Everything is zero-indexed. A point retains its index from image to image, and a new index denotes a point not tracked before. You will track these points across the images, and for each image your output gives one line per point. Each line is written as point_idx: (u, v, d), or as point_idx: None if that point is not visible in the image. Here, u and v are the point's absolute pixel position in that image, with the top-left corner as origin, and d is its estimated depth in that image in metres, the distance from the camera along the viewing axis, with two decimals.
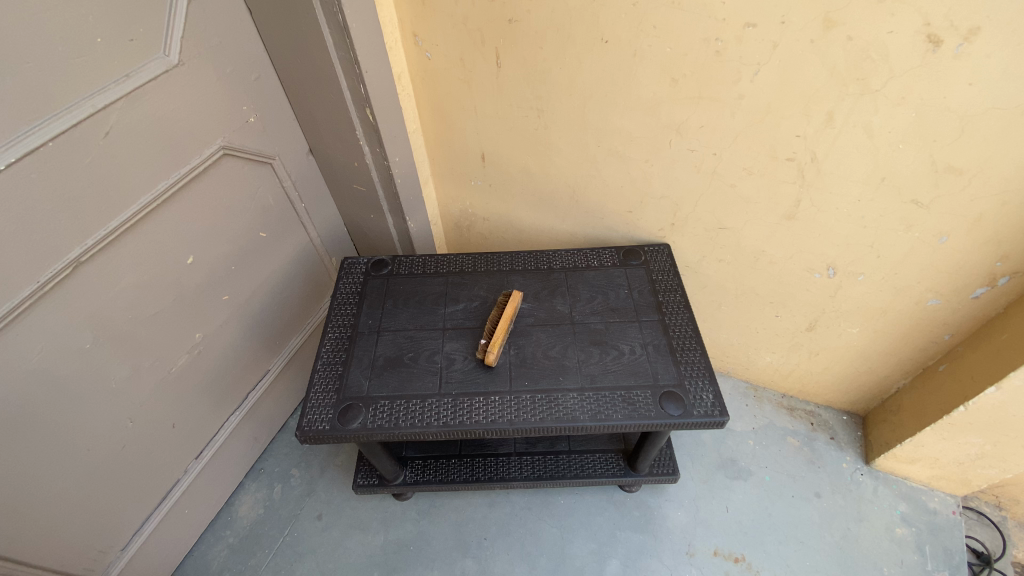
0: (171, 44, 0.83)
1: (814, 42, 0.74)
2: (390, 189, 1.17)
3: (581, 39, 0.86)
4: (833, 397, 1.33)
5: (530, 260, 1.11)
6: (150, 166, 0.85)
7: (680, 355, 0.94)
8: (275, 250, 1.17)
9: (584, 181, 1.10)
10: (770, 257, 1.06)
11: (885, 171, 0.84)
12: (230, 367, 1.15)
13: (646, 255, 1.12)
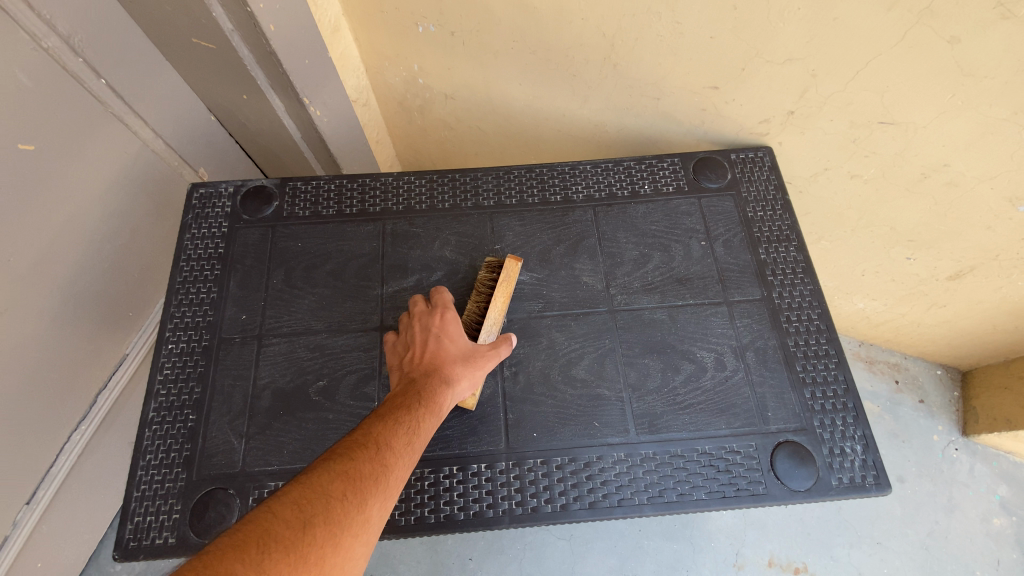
0: None
1: None
2: (261, 46, 0.62)
3: None
4: (933, 351, 0.98)
5: (532, 185, 0.63)
6: None
7: (803, 371, 0.54)
8: (66, 169, 0.65)
9: (634, 25, 0.57)
10: (951, 175, 0.61)
11: None
12: (46, 373, 0.69)
13: (734, 169, 0.64)
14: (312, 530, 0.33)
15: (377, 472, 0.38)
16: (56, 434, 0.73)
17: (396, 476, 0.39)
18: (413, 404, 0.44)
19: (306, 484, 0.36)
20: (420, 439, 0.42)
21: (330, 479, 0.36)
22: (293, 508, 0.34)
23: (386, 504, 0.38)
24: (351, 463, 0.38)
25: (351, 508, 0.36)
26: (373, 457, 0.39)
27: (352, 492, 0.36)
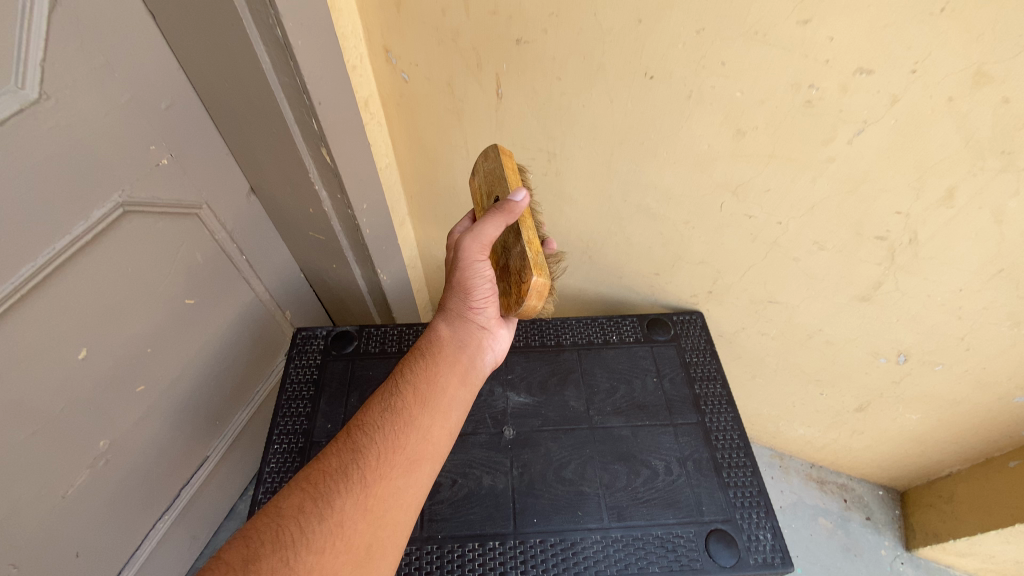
0: (27, 74, 0.57)
1: (951, 101, 0.53)
2: (355, 239, 0.93)
3: (616, 72, 0.64)
4: (871, 473, 1.17)
5: (535, 335, 0.90)
6: (10, 246, 0.59)
7: (728, 476, 0.75)
8: (206, 317, 0.93)
9: (601, 234, 0.88)
10: (827, 337, 0.87)
11: (1005, 261, 0.65)
12: (154, 469, 0.90)
13: (676, 327, 0.91)
14: (258, 560, 0.42)
15: (331, 478, 0.48)
16: (146, 521, 0.91)
17: (358, 472, 0.49)
18: (387, 393, 0.55)
19: (264, 509, 0.46)
20: (390, 421, 0.53)
21: (286, 496, 0.47)
22: (242, 539, 0.44)
23: (354, 501, 0.47)
24: (307, 477, 0.48)
25: (301, 523, 0.45)
26: (326, 467, 0.49)
27: (302, 505, 0.46)
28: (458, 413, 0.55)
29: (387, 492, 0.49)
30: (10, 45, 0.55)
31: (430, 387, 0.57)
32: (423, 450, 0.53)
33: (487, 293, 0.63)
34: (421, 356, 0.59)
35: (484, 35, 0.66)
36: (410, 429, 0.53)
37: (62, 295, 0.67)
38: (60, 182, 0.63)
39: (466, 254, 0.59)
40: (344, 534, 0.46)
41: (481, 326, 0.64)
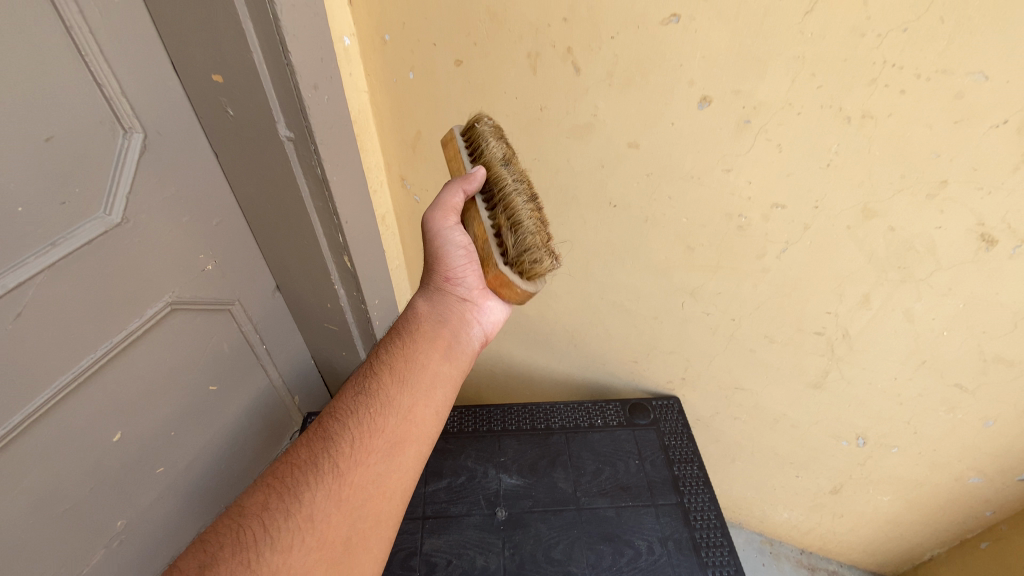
0: (114, 203, 0.71)
1: (851, 228, 0.67)
2: (366, 330, 1.04)
3: (587, 200, 0.79)
4: (860, 559, 1.19)
5: (525, 419, 0.99)
6: (74, 340, 0.71)
7: (706, 556, 0.81)
8: (225, 401, 1.01)
9: (583, 325, 1.01)
10: (792, 420, 0.96)
11: (925, 354, 0.76)
12: (161, 551, 0.93)
13: (654, 411, 1.00)
14: (215, 565, 0.42)
15: (299, 471, 0.49)
16: None
17: (327, 463, 0.50)
18: (360, 383, 0.57)
19: (228, 511, 0.46)
20: (363, 406, 0.54)
21: (249, 497, 0.47)
22: (200, 544, 0.44)
23: (323, 492, 0.48)
24: (274, 474, 0.49)
25: (264, 522, 0.45)
26: (293, 461, 0.50)
27: (265, 502, 0.47)
28: (438, 390, 0.57)
29: (361, 480, 0.50)
30: (105, 182, 0.70)
31: (401, 370, 0.58)
32: (399, 433, 0.54)
33: (463, 261, 0.65)
34: (395, 340, 0.61)
35: None
36: (381, 415, 0.54)
37: (110, 383, 0.77)
38: (125, 286, 0.76)
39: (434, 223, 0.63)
40: (314, 529, 0.46)
41: (459, 302, 0.67)
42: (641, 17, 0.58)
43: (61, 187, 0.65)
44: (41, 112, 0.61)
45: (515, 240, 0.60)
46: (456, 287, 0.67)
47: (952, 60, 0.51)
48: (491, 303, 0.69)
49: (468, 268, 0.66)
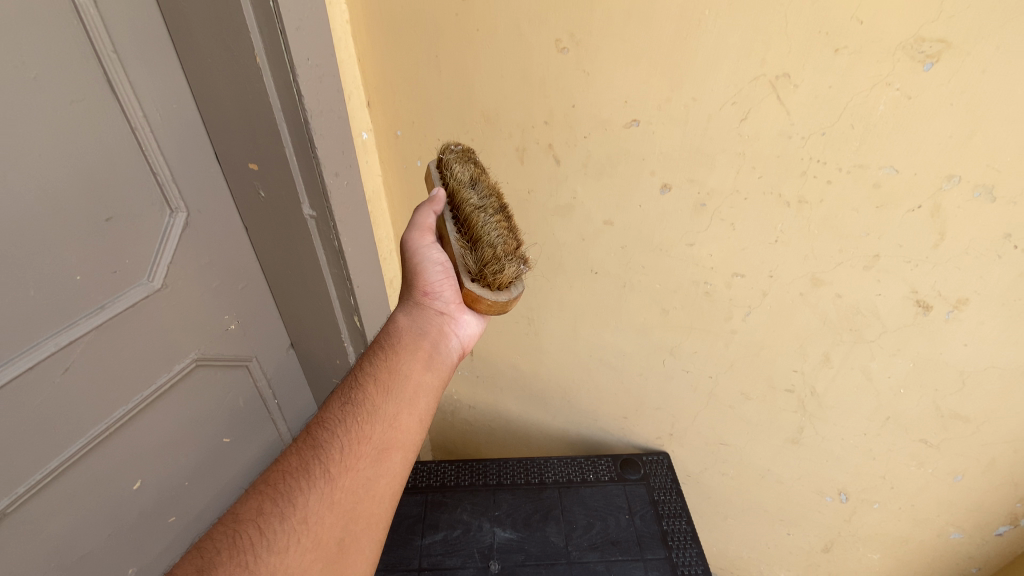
0: (157, 271, 0.82)
1: (804, 294, 0.75)
2: None
3: (572, 267, 0.89)
4: None
5: (520, 473, 1.04)
6: (110, 392, 0.79)
7: None
8: (237, 453, 1.07)
9: (574, 381, 1.08)
10: (777, 476, 1.00)
11: (888, 411, 0.81)
12: None
13: (646, 466, 1.04)
14: (212, 570, 0.41)
15: (291, 477, 0.48)
16: None
17: (318, 467, 0.48)
18: (348, 390, 0.56)
19: (220, 519, 0.45)
20: (351, 412, 0.53)
21: (242, 504, 0.46)
22: (194, 552, 0.42)
23: (316, 496, 0.47)
24: (265, 481, 0.48)
25: (259, 526, 0.44)
26: (284, 468, 0.49)
27: (258, 508, 0.45)
28: (425, 395, 0.57)
29: (352, 485, 0.49)
30: (151, 254, 0.81)
31: (387, 377, 0.57)
32: (387, 439, 0.53)
33: (441, 276, 0.66)
34: (379, 348, 0.60)
35: None
36: (369, 422, 0.53)
37: (137, 433, 0.85)
38: (158, 345, 0.85)
39: (410, 241, 0.68)
40: (309, 531, 0.45)
41: (440, 314, 0.66)
42: (607, 121, 0.70)
43: (115, 259, 0.76)
44: (107, 198, 0.73)
45: (476, 254, 0.64)
46: (435, 301, 0.67)
47: (865, 157, 0.62)
48: (469, 317, 0.69)
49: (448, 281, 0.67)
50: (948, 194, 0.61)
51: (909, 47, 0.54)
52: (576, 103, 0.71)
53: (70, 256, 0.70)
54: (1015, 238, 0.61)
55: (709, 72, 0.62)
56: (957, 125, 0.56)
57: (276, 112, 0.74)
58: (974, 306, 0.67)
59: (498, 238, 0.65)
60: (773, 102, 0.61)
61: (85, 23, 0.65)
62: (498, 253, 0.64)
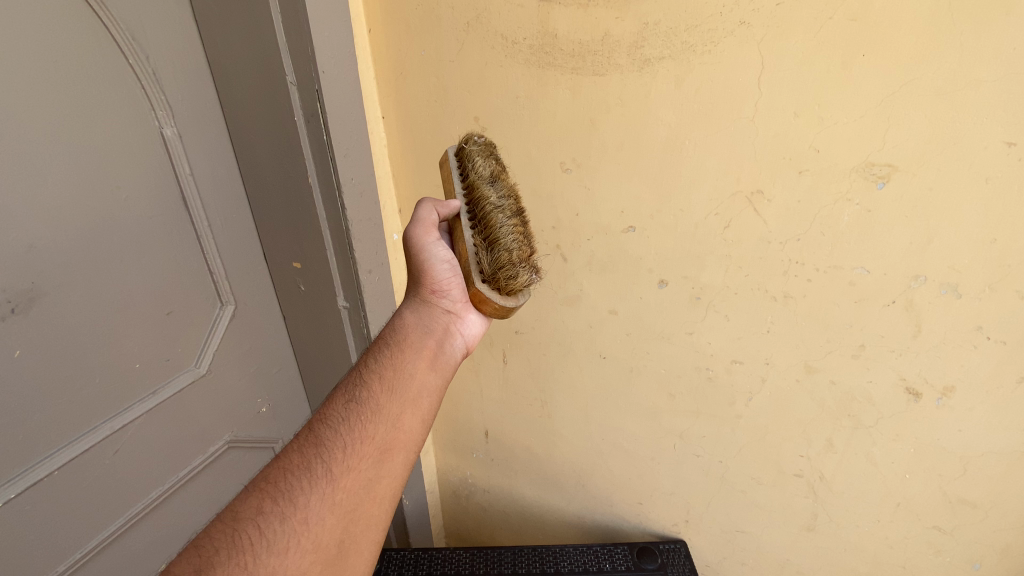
0: (204, 357, 0.90)
1: (800, 380, 0.80)
2: None
3: (581, 353, 0.95)
4: None
5: (535, 561, 1.04)
6: (150, 472, 0.85)
7: None
8: None
9: (587, 465, 1.10)
10: (797, 566, 0.98)
11: (898, 497, 0.82)
12: None
13: (661, 555, 1.04)
14: (211, 569, 0.39)
15: (293, 474, 0.46)
16: None
17: (321, 465, 0.47)
18: (351, 388, 0.55)
19: (219, 516, 0.43)
20: (355, 411, 0.52)
21: (243, 501, 0.44)
22: (193, 550, 0.40)
23: (318, 495, 0.45)
24: (266, 478, 0.46)
25: (261, 524, 0.42)
26: (286, 465, 0.47)
27: (261, 505, 0.43)
28: (427, 397, 0.56)
29: (355, 485, 0.47)
30: (201, 343, 0.90)
31: (392, 376, 0.57)
32: (390, 439, 0.52)
33: (449, 274, 0.68)
34: (384, 349, 0.60)
35: (494, 327, 1.01)
36: (373, 420, 0.52)
37: (166, 513, 0.89)
38: (197, 427, 0.92)
39: (416, 238, 0.67)
40: (310, 531, 0.44)
41: (443, 315, 0.68)
42: (608, 226, 0.80)
43: (170, 349, 0.85)
44: (169, 296, 0.83)
45: (491, 257, 0.66)
46: (441, 301, 0.69)
47: (838, 259, 0.69)
48: (472, 318, 0.71)
49: (454, 282, 0.69)
50: (918, 291, 0.67)
51: (861, 171, 0.63)
52: (580, 211, 0.81)
53: (133, 346, 0.79)
54: (986, 330, 0.66)
55: (693, 188, 0.72)
56: (914, 233, 0.64)
57: (321, 221, 0.85)
58: (960, 393, 0.71)
59: (512, 244, 0.67)
60: (751, 213, 0.71)
61: (170, 153, 0.79)
62: (513, 258, 0.66)
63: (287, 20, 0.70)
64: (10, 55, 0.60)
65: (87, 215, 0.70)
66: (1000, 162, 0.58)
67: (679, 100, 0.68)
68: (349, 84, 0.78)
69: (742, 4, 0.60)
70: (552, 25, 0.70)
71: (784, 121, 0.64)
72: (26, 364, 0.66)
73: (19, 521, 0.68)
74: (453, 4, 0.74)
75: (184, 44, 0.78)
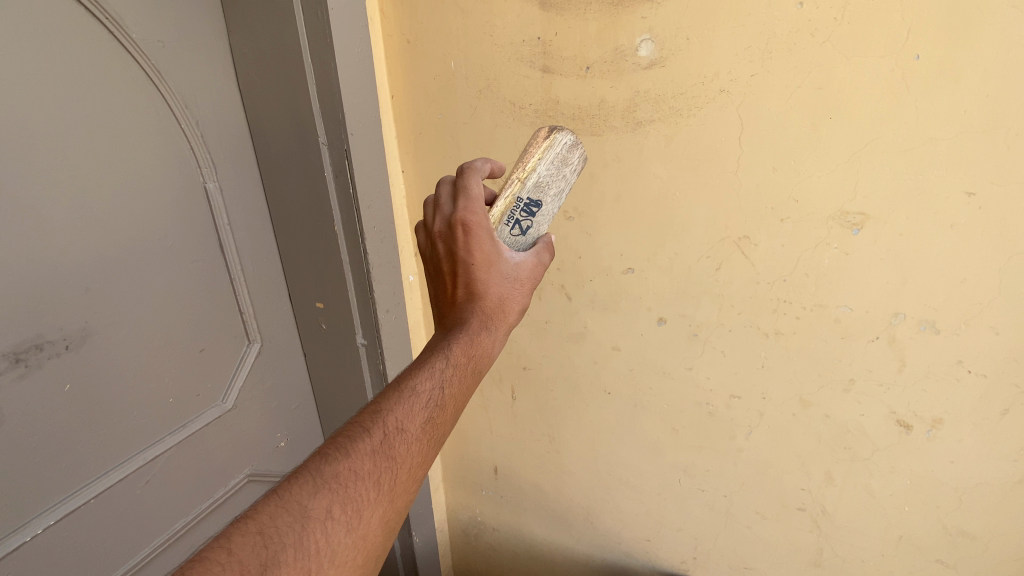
0: (230, 393, 0.96)
1: (796, 414, 0.84)
2: None
3: (587, 388, 1.00)
4: None
5: None
6: (175, 504, 0.90)
7: None
8: None
9: (595, 501, 1.12)
10: None
11: (899, 529, 0.85)
12: None
13: None
14: (279, 569, 0.40)
15: (361, 484, 0.45)
16: None
17: (388, 482, 0.47)
18: (428, 398, 0.51)
19: (285, 509, 0.42)
20: (428, 432, 0.50)
21: (311, 497, 0.43)
22: (260, 537, 0.40)
23: (379, 514, 0.46)
24: (336, 477, 0.45)
25: (326, 532, 0.42)
26: (357, 470, 0.45)
27: (330, 510, 0.43)
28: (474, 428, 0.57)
29: (406, 504, 0.48)
30: (228, 379, 0.96)
31: (463, 401, 0.55)
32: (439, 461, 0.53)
33: None
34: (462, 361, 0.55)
35: (504, 364, 1.06)
36: (437, 446, 0.51)
37: (186, 543, 0.93)
38: (220, 460, 0.97)
39: (537, 271, 0.62)
40: (364, 546, 0.45)
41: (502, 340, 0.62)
42: (608, 268, 0.87)
43: (201, 384, 0.91)
44: (203, 335, 0.90)
45: None
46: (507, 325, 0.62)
47: (822, 298, 0.75)
48: None
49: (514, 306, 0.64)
50: (899, 327, 0.72)
51: (837, 218, 0.70)
52: (582, 254, 0.88)
53: (169, 381, 0.85)
54: (966, 363, 0.71)
55: (685, 234, 0.79)
56: (890, 274, 0.70)
57: (344, 263, 0.93)
58: (949, 425, 0.75)
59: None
60: (740, 256, 0.77)
61: (211, 205, 0.87)
62: None
63: (322, 90, 0.80)
64: (82, 127, 0.69)
65: (138, 261, 0.78)
66: (961, 210, 0.64)
67: (669, 156, 0.75)
68: (375, 143, 0.87)
69: (720, 75, 0.69)
70: (555, 92, 0.79)
71: (764, 175, 0.71)
72: (74, 398, 0.73)
73: (52, 550, 0.73)
74: (467, 75, 0.84)
75: (229, 109, 0.87)
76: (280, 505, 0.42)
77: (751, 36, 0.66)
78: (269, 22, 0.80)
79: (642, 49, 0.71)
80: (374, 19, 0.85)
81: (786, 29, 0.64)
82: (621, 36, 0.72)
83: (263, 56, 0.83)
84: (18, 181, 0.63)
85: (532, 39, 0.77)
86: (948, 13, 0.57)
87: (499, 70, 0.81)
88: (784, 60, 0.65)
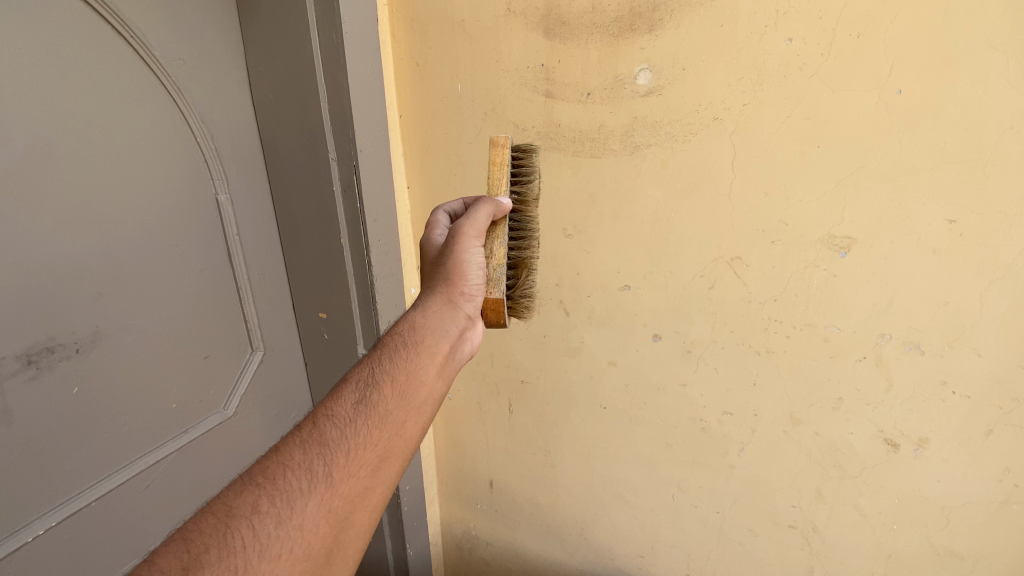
0: (231, 400, 0.98)
1: (786, 431, 0.86)
2: (395, 515, 1.19)
3: (583, 402, 1.01)
4: None
5: None
6: (172, 510, 0.91)
7: None
8: None
9: (590, 517, 1.12)
10: None
11: (888, 549, 0.86)
12: None
13: None
14: (200, 570, 0.37)
15: (291, 474, 0.44)
16: None
17: (321, 469, 0.45)
18: (362, 384, 0.52)
19: (213, 508, 0.41)
20: (363, 413, 0.50)
21: (237, 495, 0.42)
22: (182, 543, 0.39)
23: (316, 503, 0.44)
24: (263, 473, 0.44)
25: (253, 526, 0.41)
26: (286, 463, 0.45)
27: (257, 504, 0.42)
28: (432, 408, 0.55)
29: (351, 493, 0.46)
30: (230, 386, 0.98)
31: (406, 381, 0.54)
32: (391, 447, 0.50)
33: (480, 276, 0.65)
34: (399, 346, 0.56)
35: (501, 377, 1.08)
36: (379, 426, 0.50)
37: None
38: (217, 467, 0.98)
39: (460, 235, 0.64)
40: (303, 537, 0.42)
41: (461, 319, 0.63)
42: (605, 285, 0.89)
43: (204, 391, 0.93)
44: (208, 342, 0.92)
45: None
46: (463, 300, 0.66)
47: (812, 319, 0.77)
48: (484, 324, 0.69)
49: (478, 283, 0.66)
50: (885, 348, 0.75)
51: (825, 241, 0.73)
52: (581, 271, 0.90)
53: (174, 388, 0.87)
54: (951, 384, 0.73)
55: (680, 253, 0.82)
56: (877, 296, 0.73)
57: (349, 276, 0.95)
58: (935, 445, 0.77)
59: None
60: (732, 276, 0.80)
61: (222, 216, 0.90)
62: None
63: (334, 108, 0.84)
64: (102, 138, 0.72)
65: (149, 268, 0.80)
66: (943, 236, 0.67)
67: (665, 178, 0.79)
68: (383, 159, 0.91)
69: (715, 103, 0.72)
70: (556, 116, 0.82)
71: (755, 198, 0.74)
72: (80, 401, 0.74)
73: (51, 552, 0.74)
74: (473, 97, 0.87)
75: (243, 125, 0.91)
76: (206, 508, 0.41)
77: (743, 68, 0.69)
78: (286, 42, 0.83)
79: (641, 77, 0.75)
80: (385, 43, 0.89)
81: (777, 63, 0.67)
82: (622, 65, 0.76)
83: (278, 75, 0.87)
84: (39, 187, 0.66)
85: (536, 66, 0.81)
86: (928, 51, 0.61)
87: (503, 93, 0.85)
88: (775, 90, 0.69)
